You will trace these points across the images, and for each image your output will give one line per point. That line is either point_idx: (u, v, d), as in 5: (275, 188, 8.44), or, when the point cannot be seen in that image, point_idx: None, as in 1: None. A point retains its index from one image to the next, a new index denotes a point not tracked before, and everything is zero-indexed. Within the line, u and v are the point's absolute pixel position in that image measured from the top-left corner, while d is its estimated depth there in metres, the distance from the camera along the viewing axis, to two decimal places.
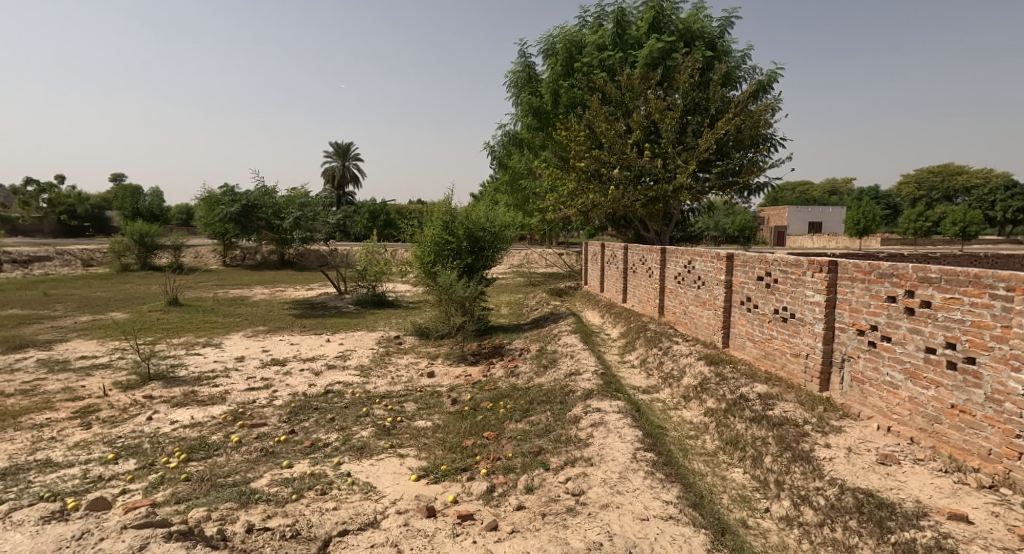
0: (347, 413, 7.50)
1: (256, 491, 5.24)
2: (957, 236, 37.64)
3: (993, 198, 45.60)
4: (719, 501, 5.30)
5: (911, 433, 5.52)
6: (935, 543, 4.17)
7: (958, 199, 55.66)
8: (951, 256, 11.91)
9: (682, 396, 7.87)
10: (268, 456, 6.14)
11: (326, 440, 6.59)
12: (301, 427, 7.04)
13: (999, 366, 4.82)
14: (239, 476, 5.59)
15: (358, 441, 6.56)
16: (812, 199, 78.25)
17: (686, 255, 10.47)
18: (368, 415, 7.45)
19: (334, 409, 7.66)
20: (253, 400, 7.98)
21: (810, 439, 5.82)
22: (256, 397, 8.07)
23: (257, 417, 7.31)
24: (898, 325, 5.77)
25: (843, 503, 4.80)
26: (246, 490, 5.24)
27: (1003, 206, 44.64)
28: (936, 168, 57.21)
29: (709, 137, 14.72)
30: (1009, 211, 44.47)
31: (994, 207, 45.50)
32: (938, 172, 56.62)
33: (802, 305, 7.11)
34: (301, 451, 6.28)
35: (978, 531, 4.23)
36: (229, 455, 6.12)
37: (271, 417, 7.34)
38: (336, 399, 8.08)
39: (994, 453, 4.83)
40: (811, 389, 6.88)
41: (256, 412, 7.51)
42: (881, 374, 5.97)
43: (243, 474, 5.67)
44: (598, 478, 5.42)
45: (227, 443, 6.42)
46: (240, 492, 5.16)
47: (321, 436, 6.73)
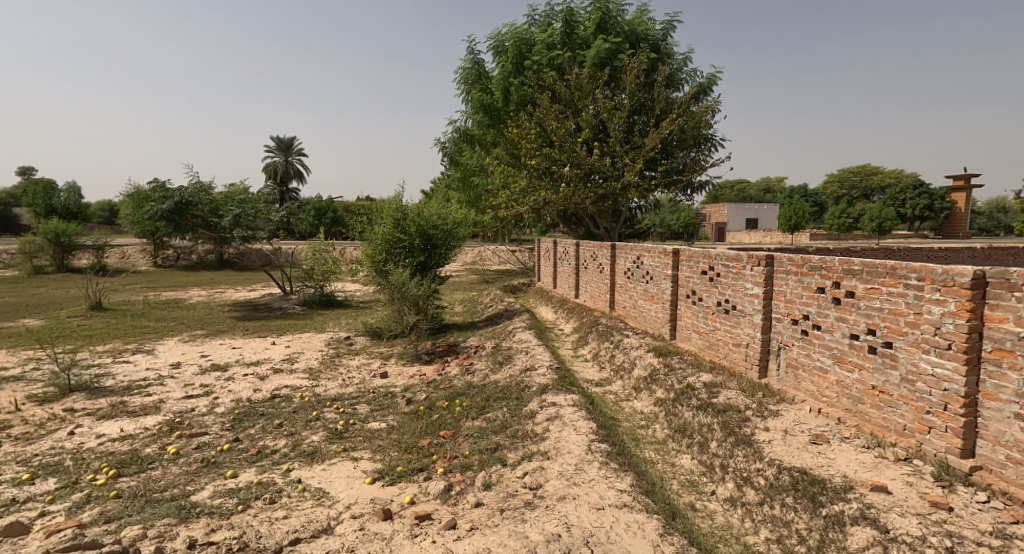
0: (295, 418, 7.42)
1: (197, 505, 5.15)
2: (875, 232, 40.11)
3: (903, 196, 48.60)
4: (669, 487, 5.58)
5: (838, 413, 5.97)
6: (860, 513, 4.53)
7: (874, 197, 59.37)
8: (872, 251, 12.77)
9: (634, 387, 8.19)
10: (209, 467, 6.02)
11: (273, 447, 6.51)
12: (246, 434, 6.92)
13: (912, 349, 5.23)
14: (177, 490, 5.46)
15: (308, 446, 6.51)
16: (749, 197, 81.83)
17: (635, 251, 10.81)
18: (319, 419, 7.40)
19: (281, 414, 7.56)
20: (191, 408, 7.77)
21: (751, 423, 6.19)
22: (195, 405, 7.87)
23: (196, 427, 7.14)
24: (827, 314, 6.20)
25: (780, 482, 5.15)
26: (185, 504, 5.14)
27: (912, 204, 47.84)
28: (855, 169, 61.13)
29: (655, 137, 15.17)
30: (917, 208, 47.68)
31: (904, 204, 48.53)
32: (857, 172, 60.58)
33: (742, 297, 7.53)
34: (246, 460, 6.19)
35: (896, 500, 4.62)
36: (165, 469, 5.96)
37: (212, 426, 7.17)
38: (284, 404, 7.97)
39: (909, 428, 5.26)
40: (751, 376, 7.30)
41: (195, 420, 7.33)
42: (812, 360, 6.40)
43: (182, 487, 5.54)
44: (555, 471, 5.60)
45: (163, 456, 6.25)
46: (179, 507, 5.06)
47: (268, 443, 6.64)
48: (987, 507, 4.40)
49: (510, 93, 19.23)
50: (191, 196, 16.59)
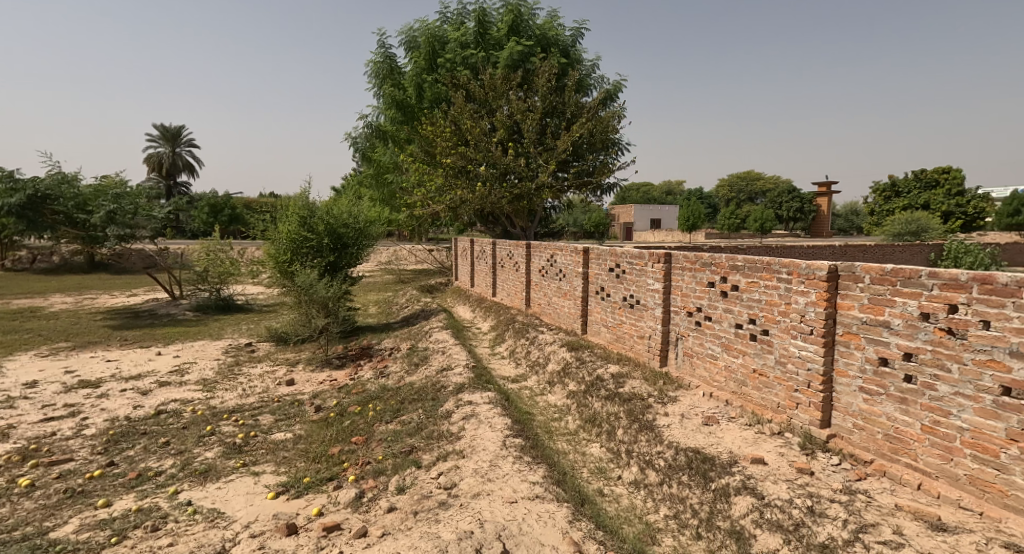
0: (185, 435, 7.05)
1: (57, 543, 4.80)
2: (759, 232, 43.88)
3: (781, 200, 53.58)
4: (580, 475, 5.89)
5: (725, 395, 6.55)
6: (742, 484, 5.02)
7: (756, 199, 64.94)
8: (756, 249, 14.05)
9: (548, 381, 8.49)
10: (75, 497, 5.59)
11: (157, 468, 6.15)
12: (123, 457, 6.49)
13: (784, 335, 5.85)
14: (31, 528, 5.03)
15: (201, 464, 6.23)
16: (654, 198, 86.19)
17: (549, 249, 11.16)
18: (213, 433, 7.08)
19: (167, 432, 7.15)
20: (52, 432, 7.15)
21: (653, 409, 6.64)
22: (58, 429, 7.25)
23: (60, 453, 6.59)
24: (716, 306, 6.77)
25: (677, 462, 5.59)
26: (42, 544, 4.78)
27: (788, 207, 52.69)
28: (740, 175, 66.22)
29: (566, 140, 15.68)
30: (791, 211, 52.50)
31: (781, 207, 53.43)
32: (744, 176, 65.72)
33: (645, 292, 8.03)
34: (123, 485, 5.81)
35: (770, 469, 5.17)
36: (16, 504, 5.47)
37: (80, 451, 6.66)
38: (171, 421, 7.54)
39: (781, 405, 5.89)
40: (653, 365, 7.81)
41: (57, 446, 6.76)
42: (704, 348, 6.97)
43: (41, 523, 5.12)
44: (470, 469, 5.73)
45: (14, 490, 5.72)
46: (34, 548, 4.69)
47: (151, 465, 6.27)
48: (841, 469, 5.05)
49: (424, 90, 19.15)
50: (50, 189, 14.96)
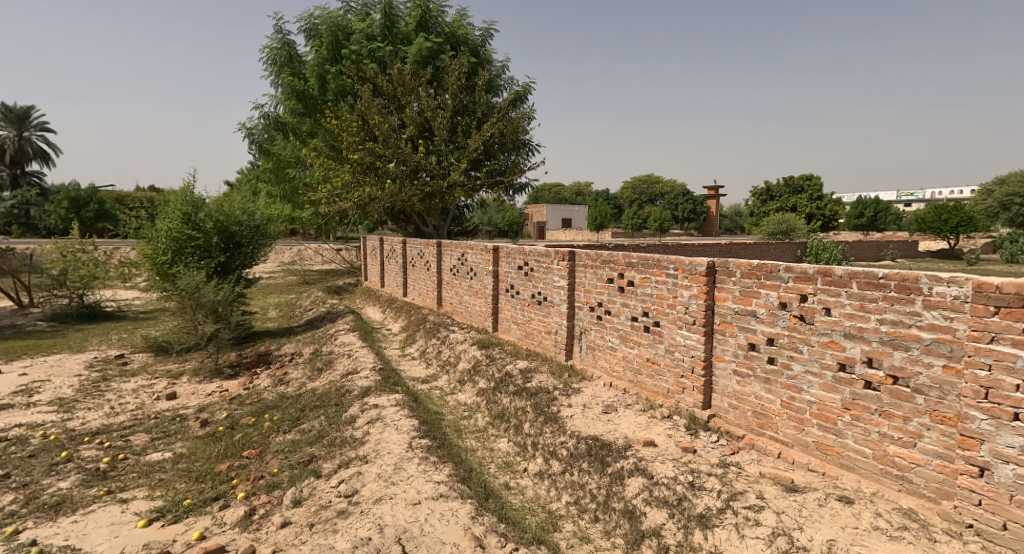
0: (32, 464, 6.32)
1: None
2: (658, 232, 46.49)
3: (676, 202, 57.26)
4: (487, 471, 5.96)
5: (623, 384, 6.91)
6: (635, 466, 5.30)
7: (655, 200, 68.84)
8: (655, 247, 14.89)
9: (458, 380, 8.49)
10: None
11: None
12: None
13: (672, 326, 6.26)
14: None
15: (54, 496, 5.62)
16: (564, 199, 88.44)
17: (459, 248, 11.16)
18: (70, 460, 6.42)
19: (10, 461, 6.37)
20: None
21: (558, 402, 6.85)
22: None
23: None
24: (614, 301, 7.11)
25: (578, 450, 5.80)
26: None
27: (683, 209, 56.41)
28: (643, 177, 69.26)
29: (478, 139, 15.75)
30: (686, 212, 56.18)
31: (677, 208, 57.10)
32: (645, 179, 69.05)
33: (551, 289, 8.25)
34: None
35: (659, 450, 5.50)
36: None
37: None
38: (15, 448, 6.73)
39: (671, 391, 6.30)
40: (559, 359, 8.05)
41: None
42: (605, 341, 7.29)
43: None
44: (373, 474, 5.62)
45: None
46: None
47: None
48: (718, 445, 5.50)
49: (327, 81, 18.46)
50: None
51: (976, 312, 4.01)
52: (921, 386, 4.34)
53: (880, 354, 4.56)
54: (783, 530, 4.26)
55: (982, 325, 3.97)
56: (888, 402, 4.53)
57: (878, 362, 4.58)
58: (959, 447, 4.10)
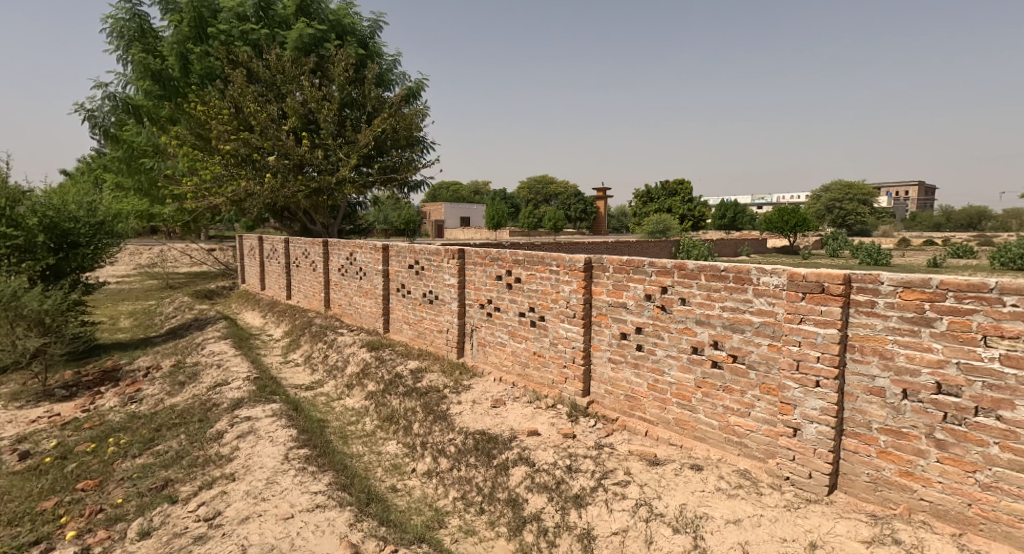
0: None
1: None
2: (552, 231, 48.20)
3: (568, 201, 59.50)
4: (373, 475, 5.97)
5: (512, 378, 7.23)
6: (518, 456, 5.61)
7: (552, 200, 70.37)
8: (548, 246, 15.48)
9: (346, 385, 8.34)
10: None
11: None
12: None
13: (556, 319, 6.65)
14: None
15: None
16: (461, 198, 88.16)
17: (347, 248, 10.93)
18: None
19: None
20: None
21: (447, 400, 7.02)
22: None
23: None
24: (503, 297, 7.39)
25: (466, 446, 6.00)
26: None
27: (575, 208, 58.75)
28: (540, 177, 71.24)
29: (368, 134, 15.42)
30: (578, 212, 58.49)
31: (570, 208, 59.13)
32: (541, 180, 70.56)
33: (442, 287, 8.37)
34: None
35: (542, 439, 5.86)
36: None
37: None
38: None
39: (555, 381, 6.70)
40: (451, 357, 8.21)
41: None
42: (494, 337, 7.56)
43: None
44: (240, 492, 5.43)
45: None
46: None
47: None
48: (595, 429, 5.98)
49: (190, 62, 17.06)
50: None
51: (790, 297, 4.69)
52: (753, 362, 5.02)
53: (723, 337, 5.20)
54: (644, 501, 4.75)
55: (795, 309, 4.66)
56: (729, 379, 5.19)
57: (721, 343, 5.23)
58: (779, 413, 4.80)
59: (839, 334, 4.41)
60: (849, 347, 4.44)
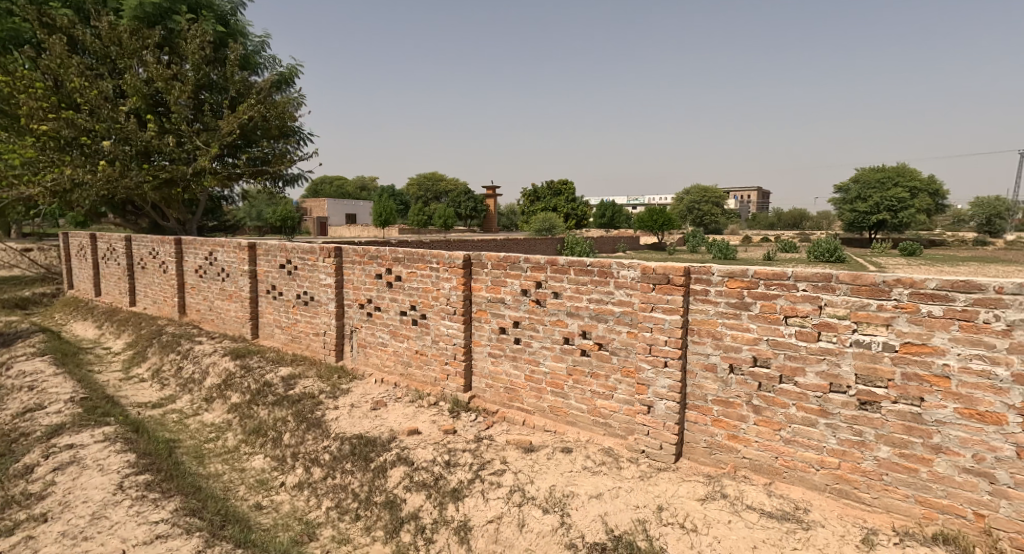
0: None
1: None
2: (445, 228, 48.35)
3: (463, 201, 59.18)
4: (235, 494, 5.74)
5: (395, 378, 7.29)
6: (396, 457, 5.67)
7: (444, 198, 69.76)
8: (440, 242, 15.53)
9: (204, 399, 7.86)
10: None
11: None
12: None
13: (437, 316, 6.78)
14: None
15: None
16: (347, 193, 84.67)
17: (206, 246, 10.22)
18: None
19: None
20: None
21: (323, 406, 6.89)
22: None
23: None
24: (383, 296, 7.39)
25: (342, 452, 5.96)
26: None
27: (466, 206, 58.96)
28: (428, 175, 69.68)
29: (231, 121, 14.29)
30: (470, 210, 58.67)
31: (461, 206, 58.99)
32: (431, 178, 69.31)
33: (318, 288, 8.17)
34: None
35: (423, 437, 6.00)
36: None
37: None
38: None
39: (437, 379, 6.87)
40: (329, 361, 8.05)
41: None
42: (376, 337, 7.55)
43: None
44: (57, 532, 4.99)
45: None
46: None
47: None
48: (476, 422, 6.22)
49: None
50: None
51: (643, 288, 5.17)
52: (615, 348, 5.49)
53: (590, 327, 5.63)
54: (518, 487, 5.01)
55: (648, 300, 5.14)
56: (596, 364, 5.64)
57: (589, 333, 5.66)
58: (637, 393, 5.32)
59: (682, 320, 4.96)
60: (690, 330, 5.03)
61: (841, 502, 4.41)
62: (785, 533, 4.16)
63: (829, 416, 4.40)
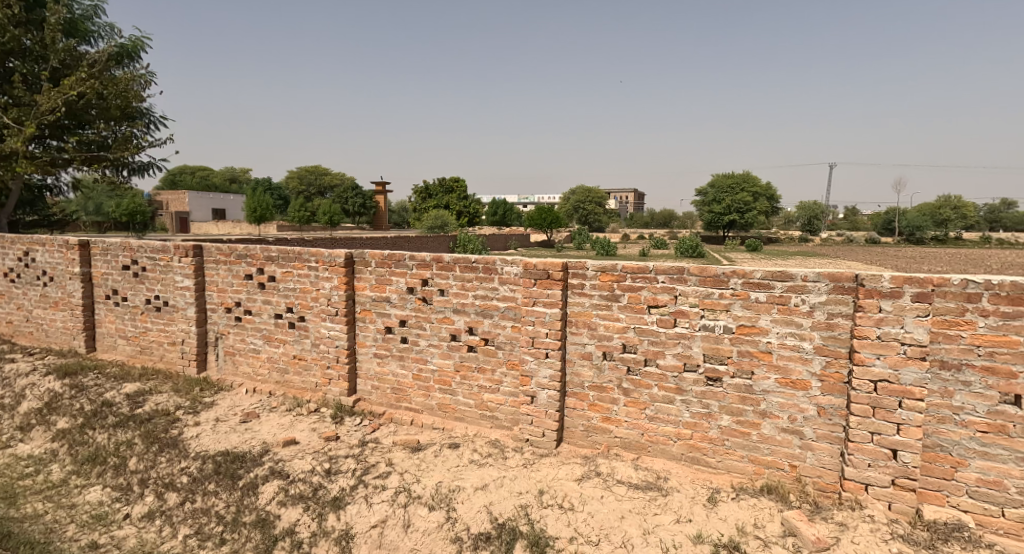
0: None
1: None
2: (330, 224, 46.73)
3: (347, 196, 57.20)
4: (64, 535, 4.88)
5: (269, 387, 7.03)
6: (269, 471, 5.32)
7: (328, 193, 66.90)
8: (323, 241, 15.07)
9: (22, 426, 6.71)
10: None
11: None
12: None
13: (317, 318, 6.62)
14: None
15: None
16: (213, 183, 76.53)
17: (21, 244, 9.02)
18: None
19: None
20: None
21: (180, 423, 6.31)
22: None
23: None
24: (255, 298, 7.07)
25: (204, 472, 5.41)
26: None
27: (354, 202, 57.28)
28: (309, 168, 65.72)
29: (52, 97, 11.05)
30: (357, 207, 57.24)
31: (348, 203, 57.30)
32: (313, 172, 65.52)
33: (173, 291, 7.57)
34: None
35: (301, 446, 5.77)
36: None
37: None
38: None
39: (318, 384, 6.73)
40: (189, 373, 7.53)
41: None
42: (246, 343, 7.22)
43: None
44: None
45: None
46: None
47: None
48: (360, 426, 6.16)
49: None
50: None
51: (526, 284, 5.43)
52: (500, 343, 5.72)
53: (476, 323, 5.83)
54: (404, 488, 4.98)
55: (530, 295, 5.40)
56: (482, 359, 5.85)
57: (475, 329, 5.85)
58: (521, 384, 5.60)
59: (561, 313, 5.28)
60: (569, 322, 5.38)
61: (693, 469, 4.99)
62: (648, 501, 4.62)
63: (683, 393, 4.96)
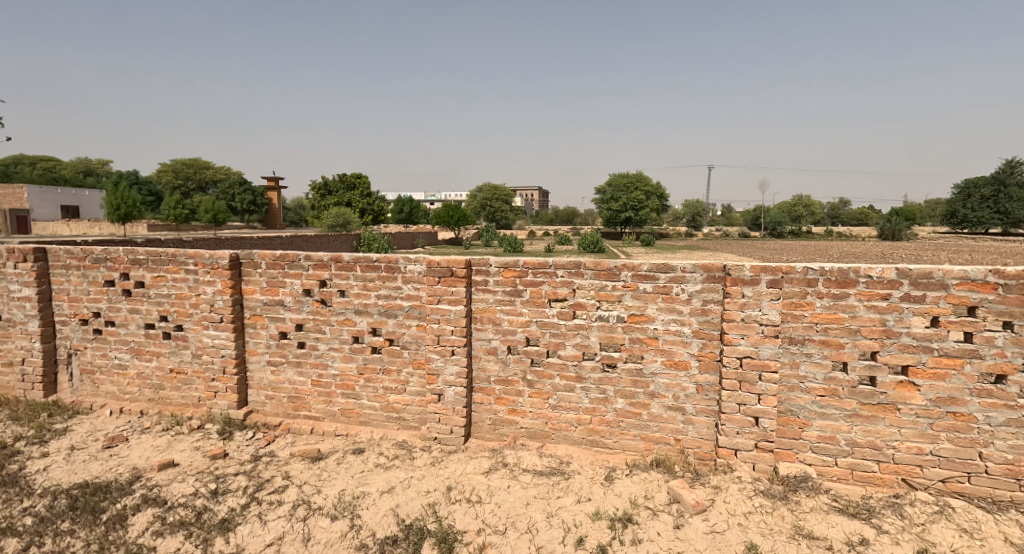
0: None
1: None
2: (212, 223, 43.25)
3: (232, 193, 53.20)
4: None
5: (140, 406, 6.54)
6: (141, 500, 4.89)
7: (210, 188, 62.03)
8: (204, 242, 14.08)
9: None
10: None
11: None
12: None
13: (198, 327, 6.25)
14: None
15: None
16: (65, 178, 67.71)
17: None
18: None
19: None
20: None
21: (22, 456, 5.60)
22: None
23: None
24: (119, 308, 6.51)
25: (55, 509, 4.80)
26: None
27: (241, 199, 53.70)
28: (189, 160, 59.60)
29: None
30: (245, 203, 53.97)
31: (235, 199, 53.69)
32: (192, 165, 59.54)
33: (9, 303, 6.73)
34: None
35: (180, 468, 5.39)
36: None
37: None
38: None
39: (201, 399, 6.37)
40: (33, 397, 6.73)
41: None
42: (109, 359, 6.64)
43: None
44: None
45: None
46: None
47: None
48: (253, 440, 5.91)
49: None
50: None
51: (429, 282, 5.48)
52: (405, 342, 5.74)
53: (379, 324, 5.79)
54: (302, 501, 4.85)
55: (434, 293, 5.45)
56: (387, 360, 5.83)
57: (378, 330, 5.82)
58: (428, 383, 5.62)
59: (465, 310, 5.39)
60: (473, 319, 5.49)
61: (592, 451, 5.30)
62: (551, 486, 4.86)
63: (582, 380, 5.25)
